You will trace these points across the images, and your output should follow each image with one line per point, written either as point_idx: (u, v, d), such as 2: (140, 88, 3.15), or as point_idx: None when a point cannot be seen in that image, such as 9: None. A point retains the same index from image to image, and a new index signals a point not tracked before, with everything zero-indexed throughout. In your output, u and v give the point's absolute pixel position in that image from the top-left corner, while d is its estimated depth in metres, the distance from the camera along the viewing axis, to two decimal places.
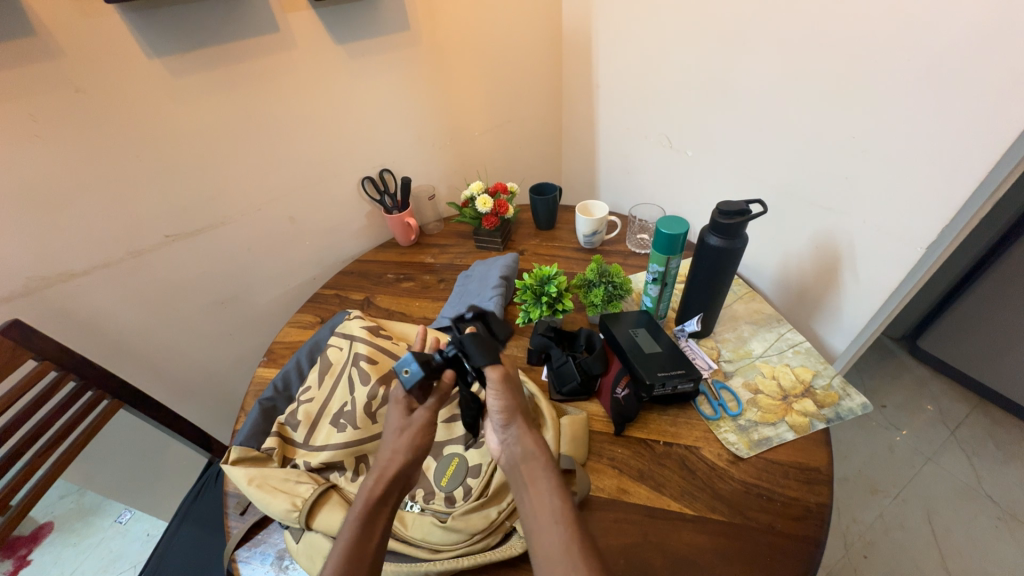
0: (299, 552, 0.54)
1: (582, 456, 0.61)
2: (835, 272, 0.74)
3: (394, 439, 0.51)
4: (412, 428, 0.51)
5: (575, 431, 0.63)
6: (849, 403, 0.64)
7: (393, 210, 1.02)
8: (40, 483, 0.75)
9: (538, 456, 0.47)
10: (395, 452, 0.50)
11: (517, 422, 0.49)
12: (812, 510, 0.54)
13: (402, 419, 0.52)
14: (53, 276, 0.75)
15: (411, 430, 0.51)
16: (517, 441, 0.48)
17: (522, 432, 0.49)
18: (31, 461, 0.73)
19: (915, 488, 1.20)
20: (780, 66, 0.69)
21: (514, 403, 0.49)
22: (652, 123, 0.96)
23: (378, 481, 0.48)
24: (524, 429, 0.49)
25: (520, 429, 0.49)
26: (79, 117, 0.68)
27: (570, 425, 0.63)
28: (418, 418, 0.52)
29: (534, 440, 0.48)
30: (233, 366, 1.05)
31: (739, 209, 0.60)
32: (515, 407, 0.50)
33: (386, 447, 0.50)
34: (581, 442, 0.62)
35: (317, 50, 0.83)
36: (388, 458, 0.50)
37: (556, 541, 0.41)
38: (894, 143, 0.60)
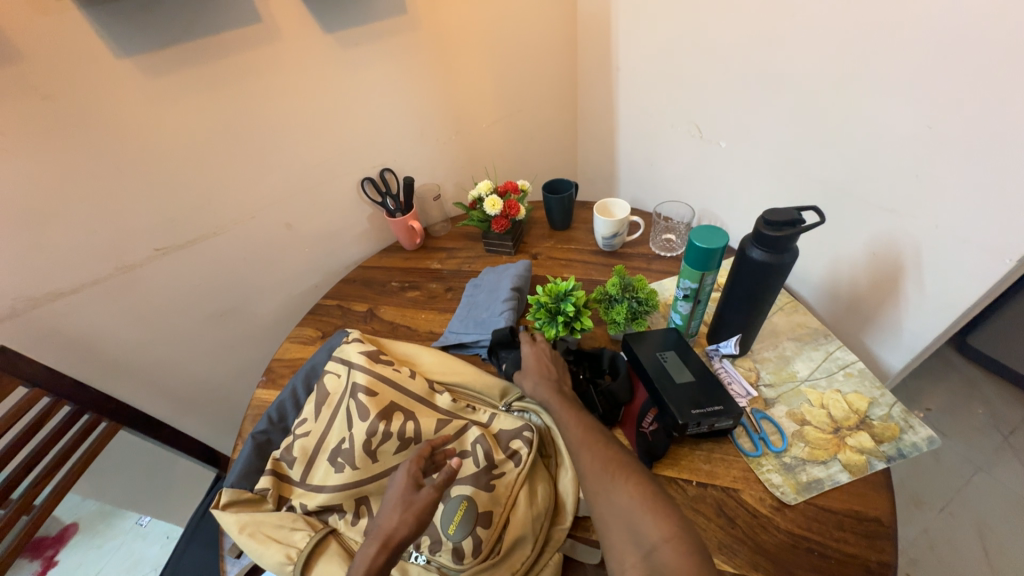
0: None
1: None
2: (895, 282, 0.65)
3: (397, 509, 0.46)
4: (417, 504, 0.47)
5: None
6: (913, 437, 0.56)
7: (396, 213, 0.95)
8: (56, 491, 0.75)
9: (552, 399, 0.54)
10: (400, 521, 0.45)
11: (526, 377, 0.59)
12: (873, 571, 0.47)
13: (410, 489, 0.48)
14: (40, 297, 0.71)
15: (416, 505, 0.46)
16: (537, 389, 0.56)
17: (529, 382, 0.58)
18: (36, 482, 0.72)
19: (964, 500, 1.11)
20: (835, 43, 0.59)
21: (531, 366, 0.59)
22: (679, 111, 0.86)
23: (378, 548, 0.44)
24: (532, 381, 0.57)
25: (533, 379, 0.58)
26: (48, 128, 0.62)
27: None
28: (426, 494, 0.47)
29: (545, 386, 0.56)
30: (238, 377, 1.02)
31: (790, 219, 0.51)
32: (531, 368, 0.59)
33: (384, 514, 0.46)
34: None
35: (305, 41, 0.75)
36: (390, 522, 0.45)
37: (576, 441, 0.49)
38: (976, 136, 0.51)
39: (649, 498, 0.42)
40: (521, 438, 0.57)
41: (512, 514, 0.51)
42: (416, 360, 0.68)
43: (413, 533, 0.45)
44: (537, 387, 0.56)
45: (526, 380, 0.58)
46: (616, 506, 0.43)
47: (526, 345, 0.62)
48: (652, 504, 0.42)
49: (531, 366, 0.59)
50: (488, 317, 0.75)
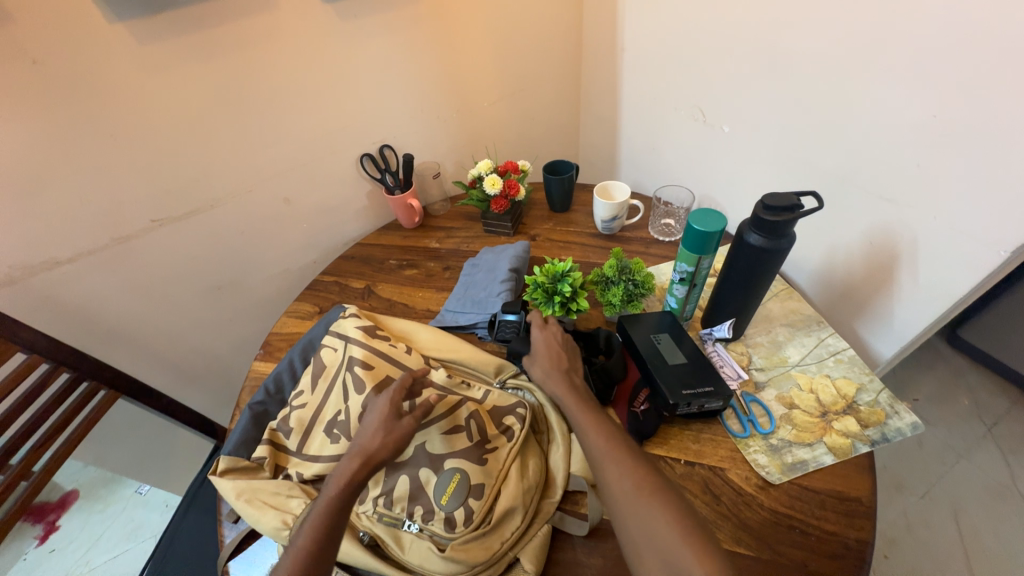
0: None
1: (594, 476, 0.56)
2: (888, 270, 0.66)
3: (378, 433, 0.50)
4: (396, 430, 0.50)
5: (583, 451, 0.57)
6: (897, 422, 0.57)
7: (396, 190, 0.95)
8: (53, 459, 0.76)
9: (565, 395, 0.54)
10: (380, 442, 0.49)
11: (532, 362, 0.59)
12: (851, 548, 0.48)
13: (391, 417, 0.51)
14: (37, 265, 0.70)
15: (396, 432, 0.50)
16: (550, 378, 0.56)
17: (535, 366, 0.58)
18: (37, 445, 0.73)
19: (944, 486, 1.14)
20: (844, 25, 0.58)
21: (545, 353, 0.59)
22: (683, 93, 0.85)
23: (358, 464, 0.47)
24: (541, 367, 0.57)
25: (546, 368, 0.57)
26: (40, 93, 0.60)
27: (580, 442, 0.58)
28: (405, 424, 0.51)
29: (558, 377, 0.55)
30: (235, 350, 1.02)
31: (788, 203, 0.51)
32: (545, 356, 0.58)
33: (365, 436, 0.50)
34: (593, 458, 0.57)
35: (303, 10, 0.73)
36: (370, 441, 0.49)
37: (599, 450, 0.48)
38: (980, 125, 0.50)
39: (683, 525, 0.41)
40: (514, 414, 0.58)
41: (503, 486, 0.53)
42: (413, 336, 0.68)
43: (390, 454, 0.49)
44: (552, 377, 0.56)
45: (538, 367, 0.58)
46: (647, 528, 0.41)
47: (536, 331, 0.62)
48: (686, 532, 0.40)
49: (543, 354, 0.59)
50: (485, 296, 0.75)
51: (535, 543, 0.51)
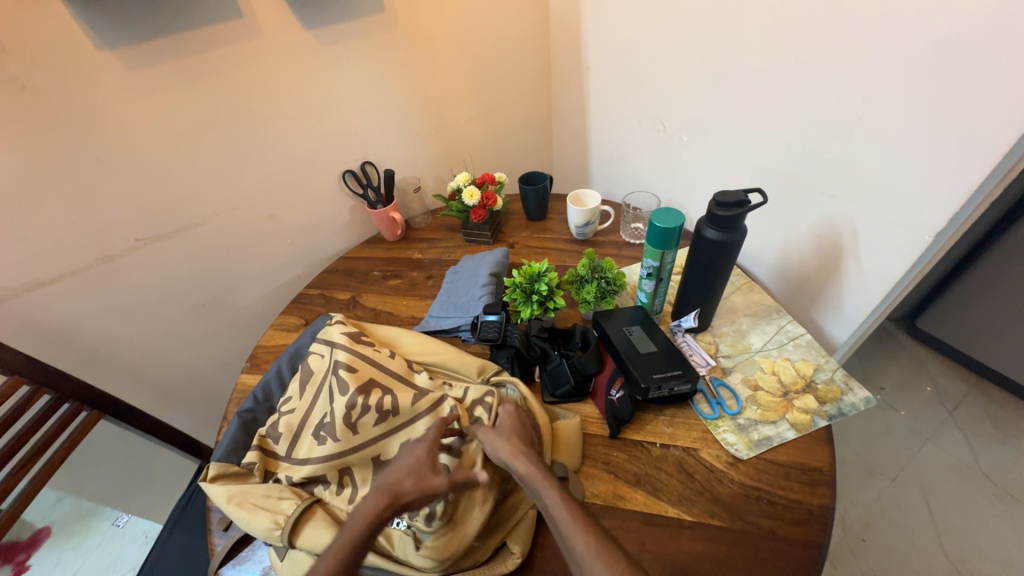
0: (282, 568, 0.54)
1: (575, 463, 0.59)
2: (837, 261, 0.72)
3: (411, 479, 0.48)
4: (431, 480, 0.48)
5: (564, 441, 0.60)
6: (852, 398, 0.62)
7: (377, 204, 0.98)
8: (23, 495, 0.71)
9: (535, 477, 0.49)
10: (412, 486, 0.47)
11: (499, 440, 0.53)
12: (814, 514, 0.52)
13: (429, 467, 0.50)
14: (18, 287, 0.71)
15: (429, 487, 0.48)
16: (518, 460, 0.50)
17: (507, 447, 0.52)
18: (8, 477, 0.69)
19: (913, 468, 1.20)
20: (786, 41, 0.65)
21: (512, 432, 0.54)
22: (645, 106, 0.91)
23: (385, 506, 0.46)
24: (515, 446, 0.52)
25: (511, 451, 0.51)
26: (28, 118, 0.63)
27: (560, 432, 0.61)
28: (440, 480, 0.48)
29: (528, 462, 0.50)
30: (219, 368, 1.03)
31: (737, 200, 0.57)
32: (512, 435, 0.54)
33: (396, 476, 0.49)
34: (574, 447, 0.60)
35: (285, 36, 0.77)
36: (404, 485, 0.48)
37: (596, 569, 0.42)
38: (903, 125, 0.57)
39: None
40: (483, 405, 0.61)
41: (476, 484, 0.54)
42: (397, 342, 0.71)
43: (419, 500, 0.47)
44: (520, 462, 0.50)
45: (501, 448, 0.52)
46: None
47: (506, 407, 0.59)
48: None
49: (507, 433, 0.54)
50: (466, 301, 0.78)
51: (521, 528, 0.54)
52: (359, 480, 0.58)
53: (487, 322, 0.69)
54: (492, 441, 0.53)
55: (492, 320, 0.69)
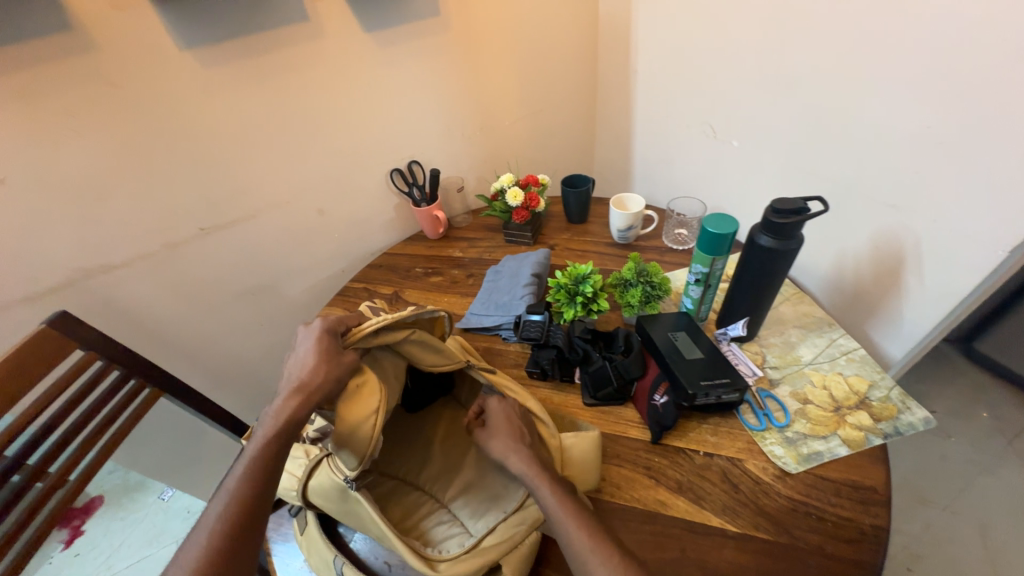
0: (301, 542, 0.63)
1: (590, 482, 0.57)
2: (897, 274, 0.69)
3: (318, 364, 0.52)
4: (338, 365, 0.53)
5: (584, 450, 0.57)
6: (909, 417, 0.59)
7: (422, 203, 1.00)
8: (89, 468, 0.75)
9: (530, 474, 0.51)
10: (312, 373, 0.51)
11: (504, 445, 0.54)
12: (867, 534, 0.50)
13: (333, 347, 0.54)
14: (94, 268, 0.76)
15: (335, 364, 0.52)
16: (514, 455, 0.53)
17: (518, 455, 0.53)
18: (72, 453, 0.73)
19: (968, 499, 1.13)
20: (849, 49, 0.63)
21: (505, 429, 0.56)
22: (695, 111, 0.91)
23: (296, 403, 0.50)
24: (525, 455, 0.53)
25: (505, 446, 0.54)
26: (114, 112, 0.68)
27: (577, 447, 0.57)
28: (346, 358, 0.53)
29: (523, 459, 0.53)
30: (266, 355, 1.07)
31: (795, 208, 0.56)
32: (506, 434, 0.56)
33: (300, 368, 0.52)
34: (591, 463, 0.57)
35: (347, 39, 0.81)
36: (309, 377, 0.51)
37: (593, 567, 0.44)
38: (982, 134, 0.54)
39: None
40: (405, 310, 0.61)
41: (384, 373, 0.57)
42: None
43: (323, 388, 0.51)
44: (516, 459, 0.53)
45: (497, 444, 0.55)
46: None
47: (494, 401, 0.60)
48: None
49: (502, 430, 0.56)
50: (508, 301, 0.80)
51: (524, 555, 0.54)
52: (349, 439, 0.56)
53: (529, 323, 0.71)
54: (488, 439, 0.56)
55: (534, 322, 0.71)
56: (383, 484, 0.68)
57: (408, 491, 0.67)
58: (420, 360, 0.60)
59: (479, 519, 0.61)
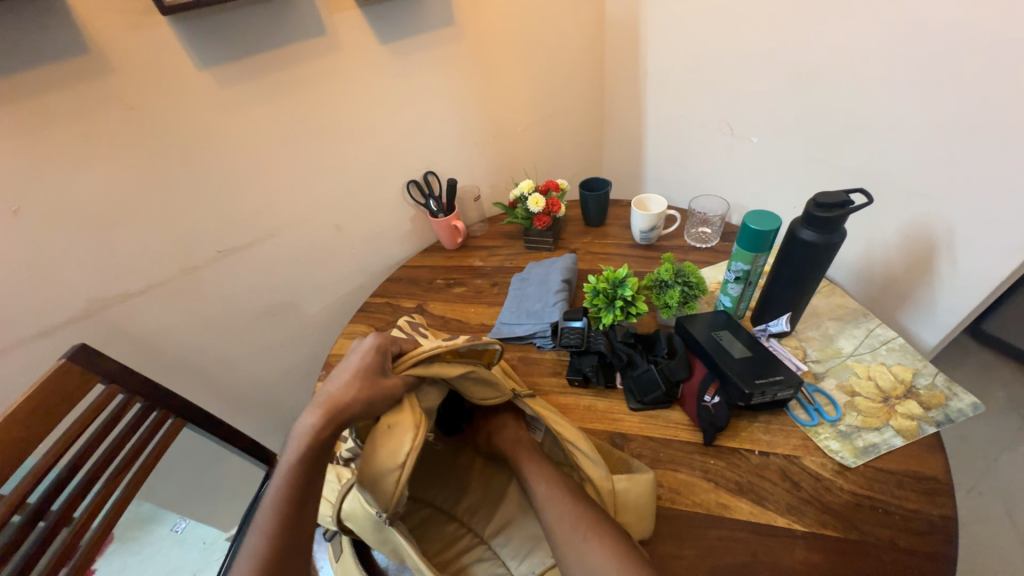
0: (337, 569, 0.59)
1: (645, 533, 0.53)
2: (929, 260, 0.70)
3: (354, 384, 0.50)
4: (375, 386, 0.50)
5: (637, 496, 0.54)
6: (957, 403, 0.59)
7: (440, 213, 0.99)
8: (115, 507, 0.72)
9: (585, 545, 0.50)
10: (344, 392, 0.50)
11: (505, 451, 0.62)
12: (936, 524, 0.50)
13: (376, 370, 0.51)
14: (111, 297, 0.73)
15: (374, 386, 0.50)
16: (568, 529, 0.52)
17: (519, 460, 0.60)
18: (97, 493, 0.70)
19: (991, 480, 1.14)
20: (873, 42, 0.64)
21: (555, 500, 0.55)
22: (711, 110, 0.91)
23: (322, 420, 0.49)
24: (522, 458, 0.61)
25: (558, 521, 0.53)
26: (129, 135, 0.65)
27: (631, 490, 0.54)
28: (387, 382, 0.51)
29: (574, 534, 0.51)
30: (284, 377, 1.04)
31: (839, 201, 0.55)
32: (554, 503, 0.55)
33: (337, 384, 0.51)
34: (647, 508, 0.53)
35: (363, 51, 0.79)
36: (340, 395, 0.50)
37: None
38: (1014, 120, 0.55)
39: None
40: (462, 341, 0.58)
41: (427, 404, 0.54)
42: None
43: (356, 408, 0.49)
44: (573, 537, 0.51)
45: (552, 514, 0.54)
46: None
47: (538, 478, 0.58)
48: None
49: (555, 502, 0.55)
50: (540, 308, 0.79)
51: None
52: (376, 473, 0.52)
53: (569, 330, 0.70)
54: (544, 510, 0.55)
55: (573, 329, 0.70)
56: (418, 512, 0.65)
57: (444, 521, 0.64)
58: (469, 394, 0.58)
59: (521, 563, 0.60)
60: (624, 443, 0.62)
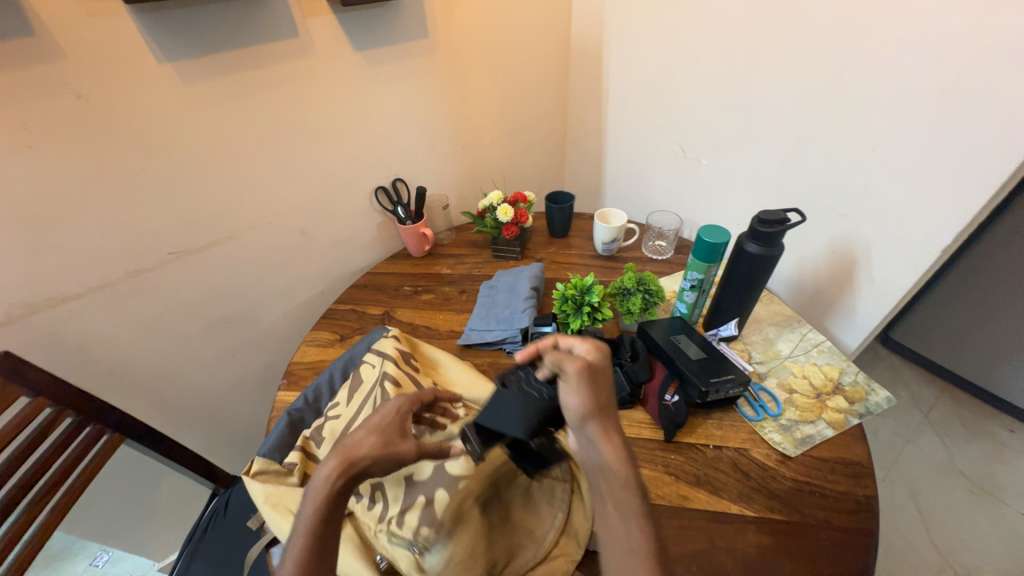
0: None
1: None
2: (850, 273, 0.81)
3: (378, 441, 0.49)
4: (393, 446, 0.50)
5: None
6: (875, 398, 0.68)
7: (407, 220, 1.00)
8: (38, 535, 0.64)
9: (614, 470, 0.47)
10: (364, 443, 0.49)
11: (596, 422, 0.49)
12: (862, 503, 0.57)
13: (396, 431, 0.51)
14: (41, 301, 0.67)
15: (395, 448, 0.50)
16: (602, 442, 0.48)
17: (601, 437, 0.48)
18: (17, 521, 0.62)
19: (900, 469, 1.29)
20: (806, 80, 0.73)
21: (594, 403, 0.50)
22: (665, 132, 0.99)
23: (341, 471, 0.46)
24: (616, 441, 0.48)
25: (602, 433, 0.48)
26: (77, 126, 0.61)
27: None
28: (406, 446, 0.50)
29: (613, 449, 0.48)
30: (235, 388, 0.98)
31: (778, 218, 0.62)
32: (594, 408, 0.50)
33: (359, 438, 0.49)
34: None
35: (335, 56, 0.79)
36: (359, 446, 0.48)
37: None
38: (914, 155, 0.66)
39: None
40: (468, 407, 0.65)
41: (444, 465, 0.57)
42: (439, 366, 0.72)
43: (378, 466, 0.48)
44: (599, 436, 0.48)
45: (592, 427, 0.49)
46: None
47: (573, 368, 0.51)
48: None
49: (590, 400, 0.49)
50: (509, 315, 0.81)
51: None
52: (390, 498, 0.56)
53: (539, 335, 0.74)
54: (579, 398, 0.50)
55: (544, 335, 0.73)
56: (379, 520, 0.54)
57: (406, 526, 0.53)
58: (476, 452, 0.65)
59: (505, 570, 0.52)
60: None
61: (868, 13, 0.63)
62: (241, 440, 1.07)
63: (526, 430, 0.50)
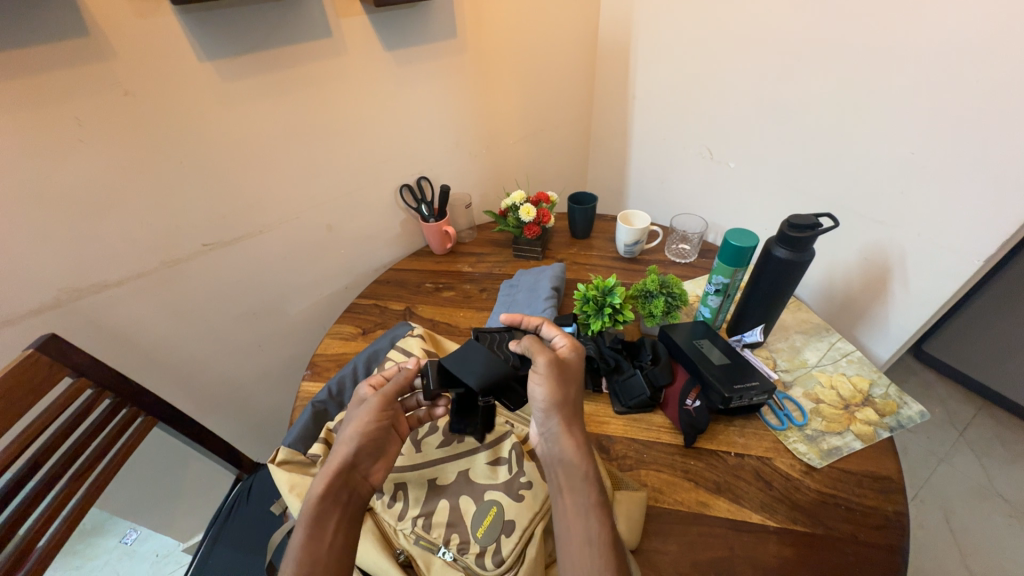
0: None
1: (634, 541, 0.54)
2: (884, 282, 0.78)
3: (351, 426, 0.52)
4: (365, 418, 0.53)
5: (631, 509, 0.55)
6: (907, 411, 0.65)
7: (430, 218, 1.01)
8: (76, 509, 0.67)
9: (578, 466, 0.48)
10: (345, 440, 0.51)
11: (559, 416, 0.51)
12: (891, 519, 0.55)
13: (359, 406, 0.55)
14: (85, 287, 0.70)
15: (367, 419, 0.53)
16: (559, 438, 0.50)
17: (563, 431, 0.50)
18: (57, 495, 0.65)
19: (932, 489, 1.24)
20: (841, 83, 0.71)
21: (562, 398, 0.52)
22: (692, 134, 0.98)
23: (325, 473, 0.48)
24: (578, 436, 0.50)
25: (564, 427, 0.50)
26: (123, 121, 0.64)
27: (624, 502, 0.55)
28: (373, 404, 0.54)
29: (573, 443, 0.49)
30: (260, 377, 1.01)
31: (809, 223, 0.61)
32: (562, 403, 0.52)
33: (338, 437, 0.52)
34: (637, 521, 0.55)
35: (366, 55, 0.81)
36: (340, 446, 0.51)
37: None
38: (957, 161, 0.63)
39: None
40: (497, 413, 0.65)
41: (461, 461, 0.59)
42: None
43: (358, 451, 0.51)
44: (559, 431, 0.50)
45: (554, 423, 0.51)
46: None
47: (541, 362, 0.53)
48: None
49: (556, 395, 0.51)
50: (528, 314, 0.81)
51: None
52: (411, 498, 0.56)
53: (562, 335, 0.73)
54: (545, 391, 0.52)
55: None
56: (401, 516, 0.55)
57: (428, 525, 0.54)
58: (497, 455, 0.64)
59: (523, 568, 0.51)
60: (609, 446, 0.65)
61: (910, 12, 0.61)
62: (264, 428, 1.10)
63: (480, 383, 0.53)
